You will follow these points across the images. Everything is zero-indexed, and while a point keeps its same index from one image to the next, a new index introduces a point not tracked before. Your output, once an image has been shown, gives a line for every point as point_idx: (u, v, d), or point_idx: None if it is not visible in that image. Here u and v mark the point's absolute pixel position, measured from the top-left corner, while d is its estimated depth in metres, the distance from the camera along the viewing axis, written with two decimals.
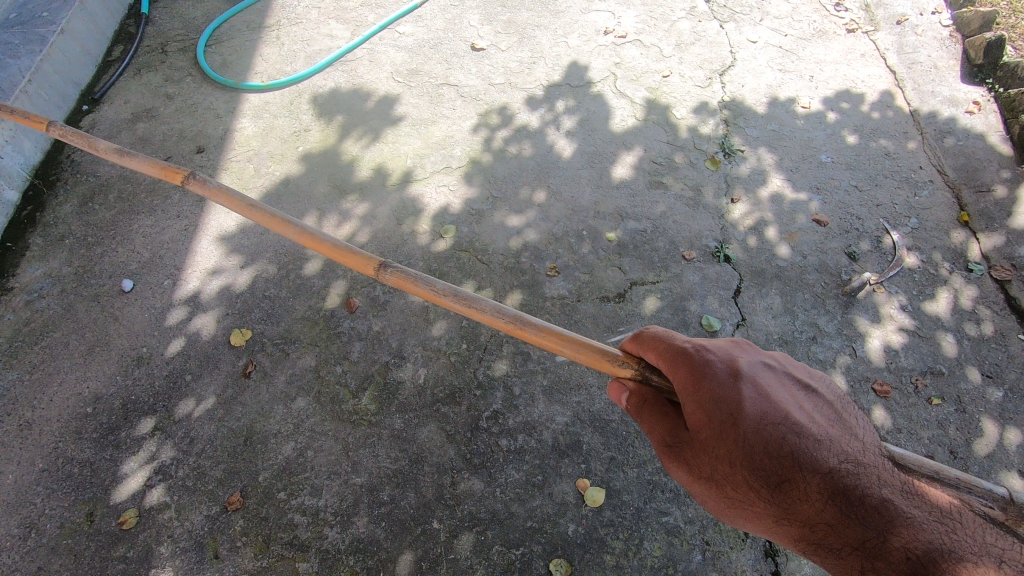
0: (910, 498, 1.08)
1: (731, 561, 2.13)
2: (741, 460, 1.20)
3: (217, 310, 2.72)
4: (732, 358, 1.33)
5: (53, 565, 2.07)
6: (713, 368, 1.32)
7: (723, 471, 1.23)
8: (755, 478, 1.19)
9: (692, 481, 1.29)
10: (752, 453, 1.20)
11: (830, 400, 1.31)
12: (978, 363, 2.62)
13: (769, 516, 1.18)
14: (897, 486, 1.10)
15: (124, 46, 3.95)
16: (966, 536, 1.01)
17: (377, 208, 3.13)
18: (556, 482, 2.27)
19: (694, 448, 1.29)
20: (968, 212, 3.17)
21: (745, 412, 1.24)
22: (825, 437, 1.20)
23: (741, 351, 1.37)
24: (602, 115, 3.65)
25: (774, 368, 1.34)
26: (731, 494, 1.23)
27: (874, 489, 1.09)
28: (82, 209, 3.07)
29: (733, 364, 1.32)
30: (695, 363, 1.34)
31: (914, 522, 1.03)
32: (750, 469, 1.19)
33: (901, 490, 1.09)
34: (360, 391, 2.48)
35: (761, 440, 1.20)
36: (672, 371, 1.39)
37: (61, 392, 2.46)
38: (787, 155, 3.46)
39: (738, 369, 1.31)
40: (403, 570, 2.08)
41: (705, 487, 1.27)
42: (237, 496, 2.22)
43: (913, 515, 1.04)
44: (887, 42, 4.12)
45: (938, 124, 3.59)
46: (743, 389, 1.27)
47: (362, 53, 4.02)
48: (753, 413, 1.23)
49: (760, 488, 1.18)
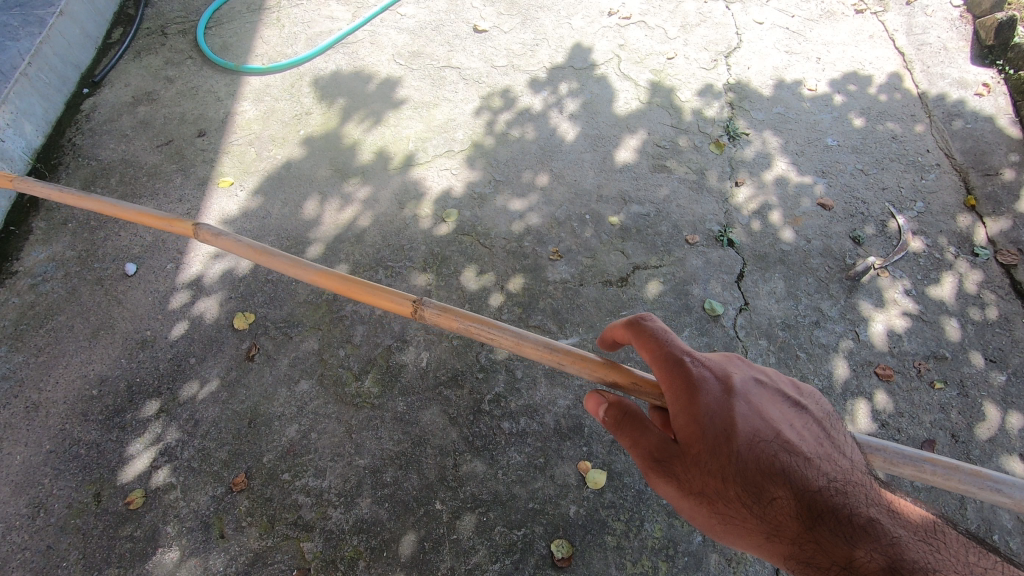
0: (893, 517, 1.12)
1: (731, 542, 2.15)
2: (733, 477, 1.18)
3: (220, 294, 2.73)
4: (727, 372, 1.30)
5: (62, 543, 2.11)
6: (707, 383, 1.28)
7: (714, 487, 1.20)
8: (746, 494, 1.17)
9: (680, 497, 1.24)
10: (744, 470, 1.18)
11: (819, 417, 1.32)
12: (982, 347, 2.62)
13: (758, 533, 1.16)
14: (879, 505, 1.14)
15: (124, 28, 3.92)
16: (945, 554, 1.06)
17: (379, 191, 3.12)
18: (558, 464, 2.28)
19: (685, 464, 1.24)
20: (975, 195, 3.14)
21: (739, 428, 1.22)
22: (815, 456, 1.21)
23: (734, 364, 1.34)
24: (606, 98, 3.62)
25: (766, 384, 1.33)
26: (721, 510, 1.19)
27: (861, 508, 1.12)
28: (84, 192, 3.07)
29: (727, 380, 1.29)
30: (689, 377, 1.29)
31: (899, 541, 1.07)
32: (742, 485, 1.17)
33: (884, 509, 1.13)
34: (363, 374, 2.49)
35: (754, 457, 1.19)
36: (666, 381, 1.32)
37: (66, 374, 2.48)
38: (792, 138, 3.43)
39: (732, 383, 1.28)
40: (406, 550, 2.11)
41: (694, 503, 1.22)
42: (242, 476, 2.24)
43: (898, 534, 1.08)
44: (897, 22, 4.05)
45: (946, 107, 3.55)
46: (737, 404, 1.25)
47: (363, 35, 3.98)
48: (747, 430, 1.22)
49: (750, 504, 1.16)
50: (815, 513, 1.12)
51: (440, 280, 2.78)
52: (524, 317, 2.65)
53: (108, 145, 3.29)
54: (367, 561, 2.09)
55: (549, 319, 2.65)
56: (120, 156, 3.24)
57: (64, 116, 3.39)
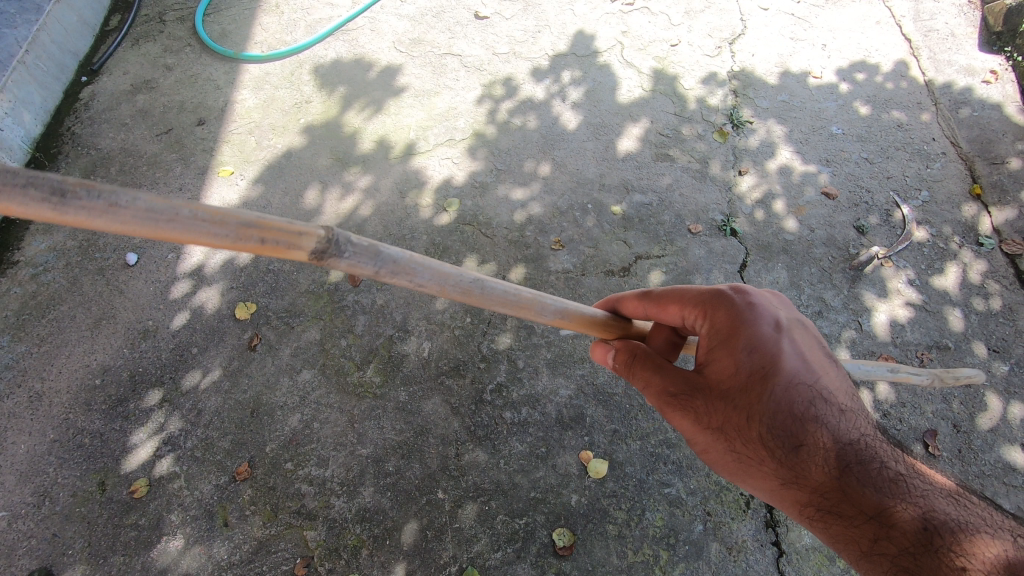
0: (921, 474, 1.18)
1: (732, 531, 2.16)
2: (764, 419, 1.27)
3: (222, 284, 2.72)
4: (776, 311, 1.38)
5: (67, 532, 2.12)
6: (760, 325, 1.35)
7: (741, 425, 1.30)
8: (772, 441, 1.25)
9: (698, 429, 1.37)
10: (775, 414, 1.26)
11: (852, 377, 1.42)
12: (985, 338, 2.61)
13: (783, 479, 1.24)
14: (910, 464, 1.19)
15: (121, 15, 3.87)
16: (974, 511, 1.11)
17: (380, 180, 3.10)
18: (559, 454, 2.29)
19: (711, 397, 1.35)
20: (981, 184, 3.12)
21: (780, 367, 1.29)
22: (851, 409, 1.27)
23: (783, 306, 1.42)
24: (609, 86, 3.58)
25: (811, 329, 1.40)
26: (741, 447, 1.30)
27: (888, 463, 1.18)
28: (85, 182, 3.06)
29: (780, 322, 1.36)
30: (740, 321, 1.36)
31: (927, 494, 1.14)
32: (769, 426, 1.26)
33: (913, 466, 1.19)
34: (364, 364, 2.49)
35: (789, 402, 1.26)
36: (706, 315, 1.43)
37: (69, 364, 2.48)
38: (797, 126, 3.40)
39: (778, 322, 1.35)
40: (408, 538, 2.13)
41: (714, 436, 1.34)
42: (245, 466, 2.26)
43: (925, 490, 1.14)
44: (904, 8, 3.99)
45: (953, 94, 3.51)
46: (782, 344, 1.31)
47: (364, 22, 3.93)
48: (787, 373, 1.28)
49: (776, 450, 1.25)
50: (843, 466, 1.19)
51: None
52: None
53: (108, 134, 3.27)
54: (371, 550, 2.11)
55: None
56: (120, 145, 3.23)
57: (62, 105, 3.36)
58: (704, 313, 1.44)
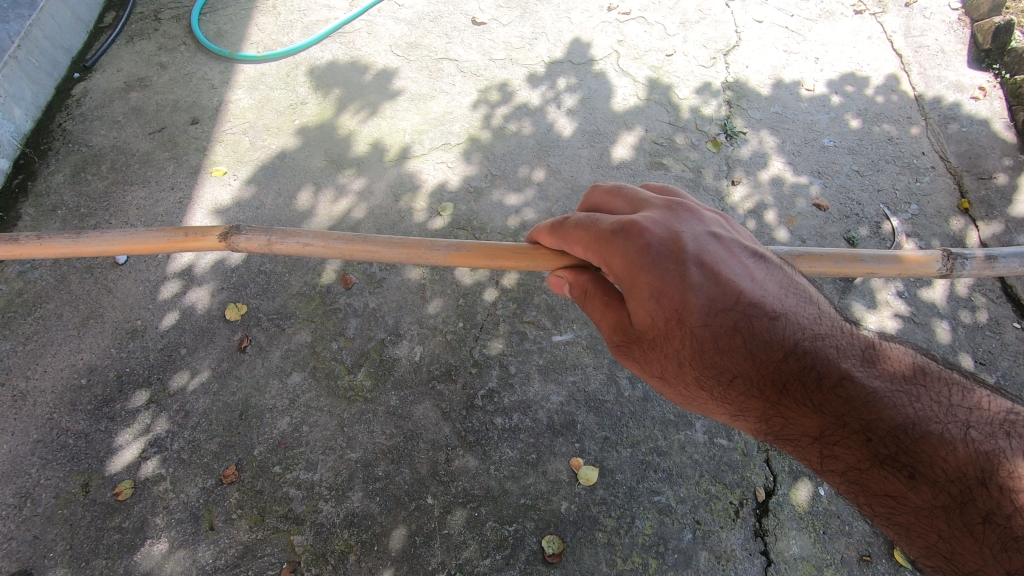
0: (865, 368, 1.15)
1: (721, 540, 2.16)
2: (692, 358, 1.27)
3: (212, 284, 2.69)
4: (675, 235, 1.37)
5: (48, 534, 2.09)
6: (657, 253, 1.34)
7: (674, 371, 1.31)
8: (706, 378, 1.26)
9: (648, 374, 1.39)
10: (699, 349, 1.26)
11: (780, 267, 1.39)
12: (972, 350, 2.64)
13: (734, 410, 1.25)
14: (854, 358, 1.17)
15: (116, 11, 3.84)
16: (926, 402, 1.09)
17: (374, 184, 3.09)
18: (550, 461, 2.29)
19: (647, 348, 1.34)
20: (969, 199, 3.16)
21: (689, 306, 1.28)
22: (780, 313, 1.25)
23: (682, 224, 1.41)
24: (604, 94, 3.60)
25: (720, 240, 1.39)
26: (685, 391, 1.32)
27: (831, 368, 1.15)
28: (75, 179, 3.03)
29: (678, 244, 1.35)
30: (641, 256, 1.34)
31: (878, 396, 1.11)
32: (701, 368, 1.26)
33: (860, 361, 1.16)
34: (355, 367, 2.48)
35: (711, 333, 1.25)
36: (607, 260, 1.40)
37: (55, 363, 2.45)
38: (789, 138, 3.43)
39: (678, 249, 1.34)
40: (396, 544, 2.11)
41: (661, 381, 1.36)
42: (232, 469, 2.23)
43: (871, 389, 1.12)
44: (895, 24, 4.05)
45: (942, 109, 3.56)
46: (687, 274, 1.30)
47: (361, 25, 3.93)
48: (700, 305, 1.27)
49: (712, 388, 1.26)
50: (783, 388, 1.18)
51: (434, 274, 2.75)
52: (518, 313, 2.65)
53: (99, 131, 3.24)
54: (358, 555, 2.09)
55: (543, 315, 2.64)
56: (111, 142, 3.20)
57: (54, 100, 3.33)
58: (607, 259, 1.41)
